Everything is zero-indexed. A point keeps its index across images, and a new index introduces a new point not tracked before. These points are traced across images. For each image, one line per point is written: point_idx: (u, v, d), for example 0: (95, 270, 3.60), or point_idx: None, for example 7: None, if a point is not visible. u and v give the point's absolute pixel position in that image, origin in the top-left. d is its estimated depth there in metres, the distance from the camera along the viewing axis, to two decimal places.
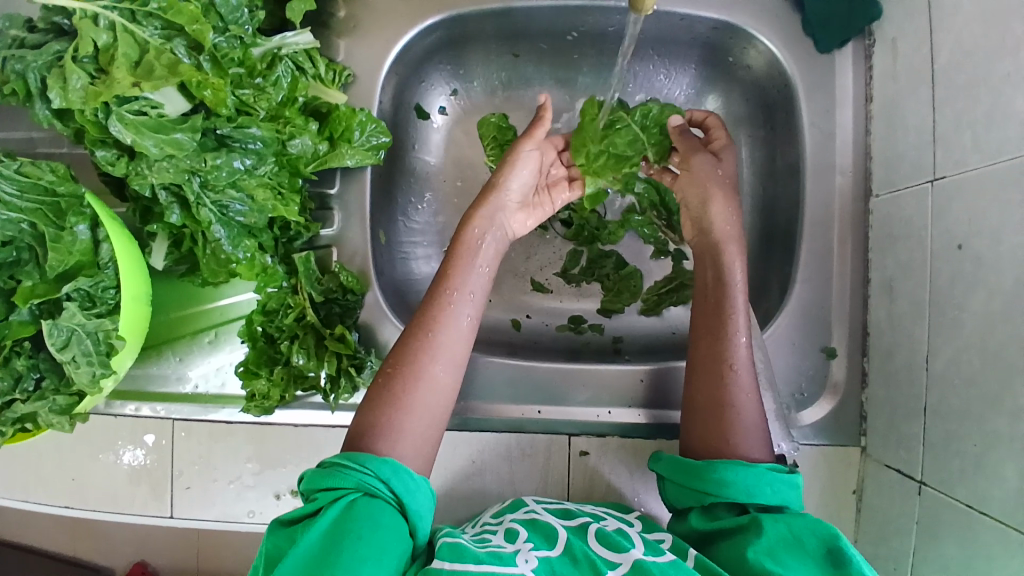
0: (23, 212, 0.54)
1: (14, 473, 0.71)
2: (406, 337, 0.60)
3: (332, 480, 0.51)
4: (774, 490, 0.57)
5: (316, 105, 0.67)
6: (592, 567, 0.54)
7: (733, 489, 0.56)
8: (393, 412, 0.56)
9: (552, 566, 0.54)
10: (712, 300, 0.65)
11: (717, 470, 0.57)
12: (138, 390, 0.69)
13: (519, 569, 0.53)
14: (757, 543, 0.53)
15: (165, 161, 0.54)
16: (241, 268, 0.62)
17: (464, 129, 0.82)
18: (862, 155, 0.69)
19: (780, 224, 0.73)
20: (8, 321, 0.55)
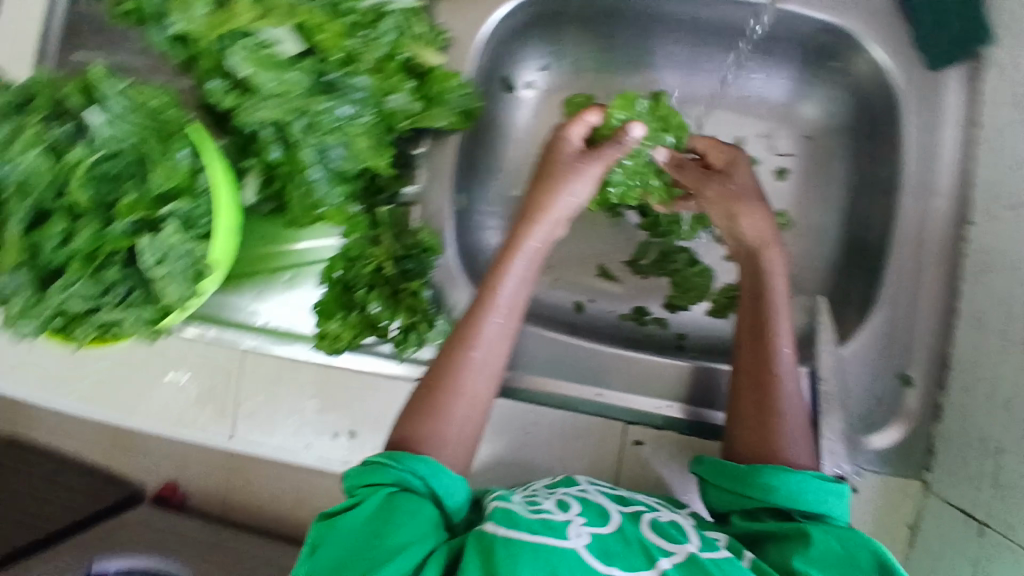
0: (127, 131, 0.54)
1: (84, 383, 0.74)
2: (450, 342, 0.61)
3: (372, 477, 0.53)
4: (821, 501, 0.56)
5: (414, 64, 0.65)
6: (645, 552, 0.53)
7: (780, 496, 0.56)
8: (434, 423, 0.56)
9: (606, 544, 0.54)
10: (753, 319, 0.66)
11: (764, 475, 0.57)
12: (216, 317, 0.72)
13: (571, 542, 0.53)
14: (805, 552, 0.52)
15: (275, 98, 0.55)
16: (328, 214, 0.62)
17: (545, 107, 0.80)
18: (964, 181, 0.66)
19: (868, 242, 0.71)
20: (104, 234, 0.55)
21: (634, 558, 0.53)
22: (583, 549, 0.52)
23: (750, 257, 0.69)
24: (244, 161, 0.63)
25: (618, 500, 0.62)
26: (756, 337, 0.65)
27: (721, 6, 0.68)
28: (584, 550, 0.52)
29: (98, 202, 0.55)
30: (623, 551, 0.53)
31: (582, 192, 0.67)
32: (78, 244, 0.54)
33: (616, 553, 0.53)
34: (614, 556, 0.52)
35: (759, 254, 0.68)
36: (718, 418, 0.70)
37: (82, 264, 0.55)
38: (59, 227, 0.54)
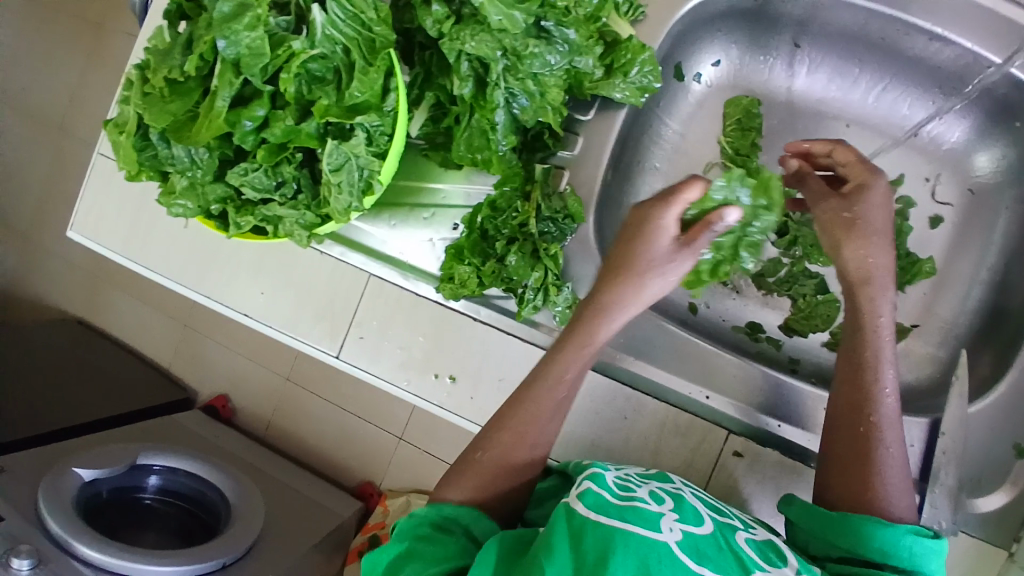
0: (343, 36, 0.56)
1: (214, 270, 0.77)
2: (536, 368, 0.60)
3: (416, 525, 0.56)
4: (914, 558, 0.52)
5: (605, 31, 0.66)
6: (739, 562, 0.49)
7: (870, 546, 0.53)
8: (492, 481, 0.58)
9: (698, 545, 0.50)
10: (848, 371, 0.60)
11: (853, 523, 0.54)
12: (348, 239, 0.73)
13: (662, 535, 0.49)
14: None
15: (494, 34, 0.56)
16: (491, 159, 0.64)
17: (705, 101, 0.79)
18: None
19: (1011, 307, 0.69)
20: (298, 129, 0.56)
21: (726, 564, 0.49)
22: (676, 545, 0.49)
23: (846, 291, 0.63)
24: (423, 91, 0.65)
25: (706, 502, 0.57)
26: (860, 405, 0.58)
27: (919, 37, 0.68)
28: (676, 546, 0.49)
29: (299, 98, 0.57)
30: (715, 556, 0.49)
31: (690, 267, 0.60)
32: (272, 134, 0.56)
33: (709, 556, 0.49)
34: (707, 559, 0.48)
35: (856, 290, 0.61)
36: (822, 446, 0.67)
37: (267, 154, 0.57)
38: (261, 111, 0.55)
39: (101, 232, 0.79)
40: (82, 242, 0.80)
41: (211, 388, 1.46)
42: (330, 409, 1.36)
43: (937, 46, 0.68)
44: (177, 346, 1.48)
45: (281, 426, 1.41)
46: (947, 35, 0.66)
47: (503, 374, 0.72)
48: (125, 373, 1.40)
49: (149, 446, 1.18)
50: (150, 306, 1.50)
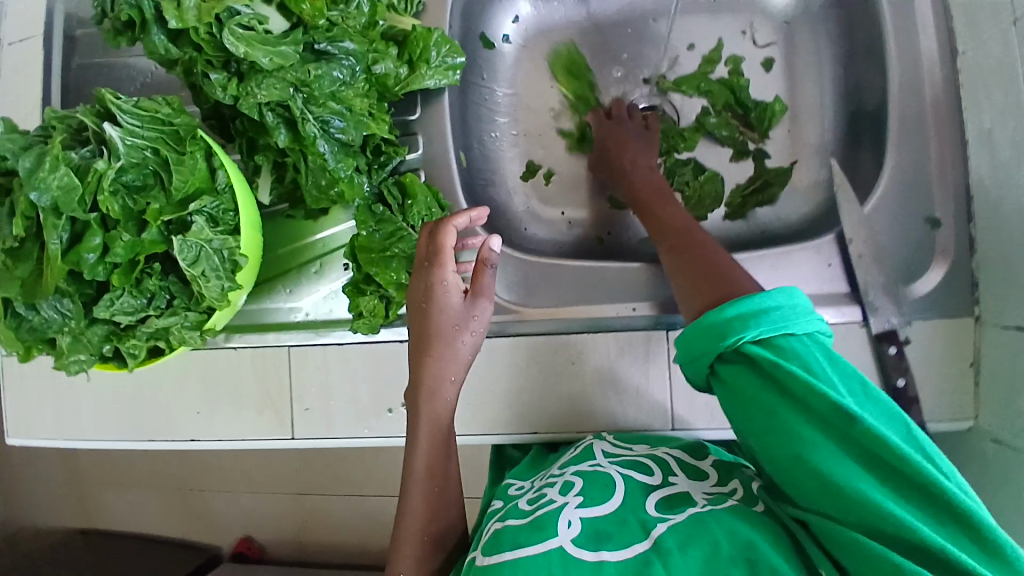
0: (146, 139, 0.57)
1: (152, 404, 0.76)
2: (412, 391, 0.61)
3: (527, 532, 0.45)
4: (760, 325, 0.49)
5: (394, 33, 0.70)
6: (642, 526, 0.45)
7: (739, 338, 0.49)
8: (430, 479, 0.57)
9: (599, 527, 0.45)
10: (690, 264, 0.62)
11: (716, 339, 0.50)
12: (256, 323, 0.74)
13: (559, 538, 0.44)
14: (803, 442, 0.44)
15: (55, 179, 0.54)
16: (343, 189, 0.65)
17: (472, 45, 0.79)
18: (946, 14, 0.65)
19: (868, 105, 0.72)
20: (99, 342, 0.60)
21: (628, 535, 0.44)
22: (571, 544, 0.43)
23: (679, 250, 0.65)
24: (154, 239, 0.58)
25: (648, 445, 0.61)
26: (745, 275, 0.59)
27: None
28: (573, 543, 0.44)
29: (128, 212, 0.57)
30: (616, 531, 0.45)
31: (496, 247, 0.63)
32: (117, 255, 0.56)
33: (608, 535, 0.45)
34: (607, 539, 0.44)
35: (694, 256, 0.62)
36: None
37: (123, 275, 0.57)
38: (96, 239, 0.56)
39: (38, 427, 0.78)
40: (68, 442, 0.79)
41: (230, 534, 1.34)
42: (346, 526, 1.29)
43: None
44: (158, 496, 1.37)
45: (278, 530, 1.32)
46: None
47: None
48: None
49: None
50: (138, 503, 1.37)
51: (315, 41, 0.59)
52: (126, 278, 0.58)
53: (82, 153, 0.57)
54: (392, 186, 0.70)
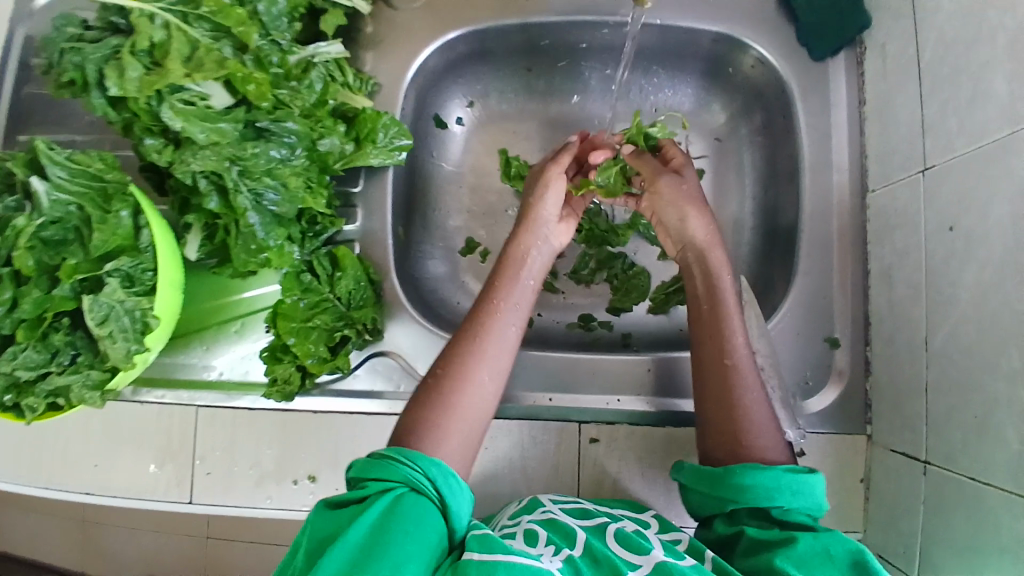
0: (72, 195, 0.58)
1: (48, 455, 0.74)
2: (451, 347, 0.63)
3: (382, 471, 0.53)
4: (789, 491, 0.57)
5: (344, 110, 0.72)
6: (614, 571, 0.54)
7: (747, 494, 0.57)
8: (443, 414, 0.58)
9: (577, 567, 0.54)
10: (707, 310, 0.67)
11: (733, 477, 0.58)
12: (167, 377, 0.73)
13: (546, 565, 0.52)
14: (793, 555, 0.53)
15: None
16: (271, 256, 0.66)
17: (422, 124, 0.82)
18: (857, 156, 0.72)
19: (783, 223, 0.77)
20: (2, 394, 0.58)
21: None
22: (557, 572, 0.52)
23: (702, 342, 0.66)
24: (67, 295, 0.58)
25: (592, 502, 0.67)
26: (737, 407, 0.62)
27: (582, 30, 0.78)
28: (559, 572, 0.52)
29: (42, 267, 0.58)
30: (594, 572, 0.53)
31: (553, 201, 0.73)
32: (24, 311, 0.57)
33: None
34: None
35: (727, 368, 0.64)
36: (665, 404, 0.74)
37: (27, 330, 0.57)
38: (6, 294, 0.57)
39: None
40: None
41: (126, 574, 1.26)
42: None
43: (612, 31, 0.77)
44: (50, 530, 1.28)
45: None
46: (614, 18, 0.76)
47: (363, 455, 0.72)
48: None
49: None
50: (31, 534, 1.28)
51: (258, 119, 0.62)
52: (34, 332, 0.58)
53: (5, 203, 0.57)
54: (319, 253, 0.71)
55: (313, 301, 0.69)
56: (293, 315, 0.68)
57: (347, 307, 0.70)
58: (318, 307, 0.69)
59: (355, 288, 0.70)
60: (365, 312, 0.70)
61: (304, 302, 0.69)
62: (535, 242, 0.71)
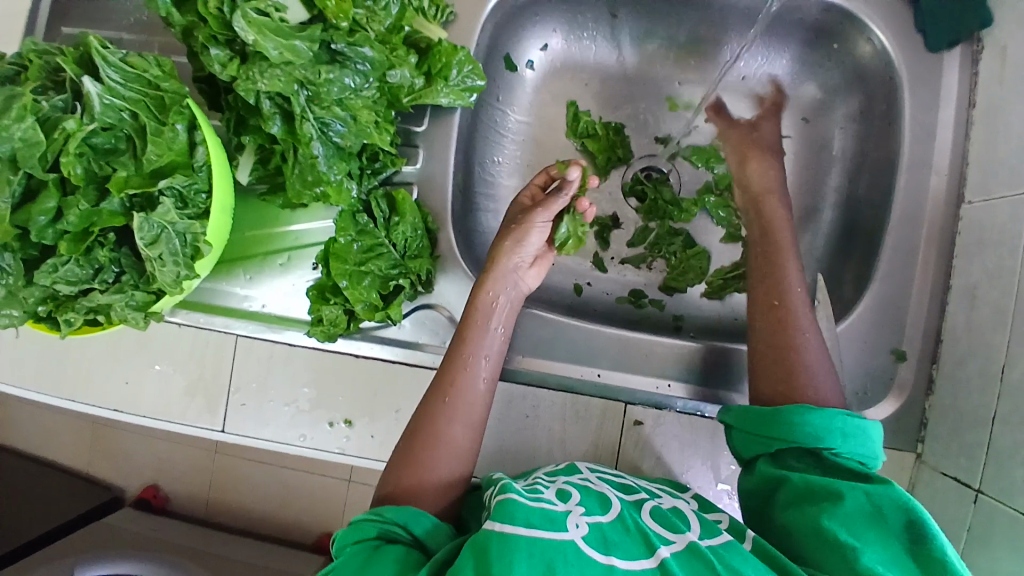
0: (126, 100, 0.54)
1: (78, 367, 0.72)
2: (423, 401, 0.60)
3: (353, 531, 0.51)
4: (840, 436, 0.54)
5: (416, 39, 0.66)
6: (645, 540, 0.51)
7: (803, 433, 0.54)
8: (412, 472, 0.56)
9: (605, 533, 0.51)
10: (765, 254, 0.66)
11: (784, 415, 0.55)
12: (205, 303, 0.71)
13: (570, 534, 0.49)
14: (840, 514, 0.49)
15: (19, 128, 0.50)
16: (328, 191, 0.60)
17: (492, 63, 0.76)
18: (959, 160, 0.67)
19: (864, 222, 0.72)
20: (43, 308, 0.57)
21: (632, 548, 0.50)
22: (582, 541, 0.49)
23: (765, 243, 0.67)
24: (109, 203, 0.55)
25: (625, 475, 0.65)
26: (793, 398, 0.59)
27: None
28: (583, 543, 0.49)
29: (90, 176, 0.54)
30: (622, 540, 0.50)
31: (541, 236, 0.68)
32: (68, 223, 0.53)
33: (615, 542, 0.50)
34: (614, 545, 0.49)
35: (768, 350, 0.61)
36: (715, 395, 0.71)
37: (71, 243, 0.54)
38: (50, 203, 0.53)
39: None
40: None
41: (139, 478, 1.27)
42: (256, 496, 1.23)
43: None
44: (65, 426, 1.29)
45: (186, 487, 1.26)
46: None
47: (400, 405, 0.70)
48: (35, 467, 1.25)
49: (93, 552, 1.06)
50: (47, 427, 1.29)
51: (336, 45, 0.56)
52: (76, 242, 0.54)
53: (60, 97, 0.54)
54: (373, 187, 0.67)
55: (367, 246, 0.65)
56: (344, 256, 0.64)
57: (401, 255, 0.66)
58: (371, 249, 0.66)
59: (411, 233, 0.66)
60: (420, 264, 0.67)
61: (358, 245, 0.65)
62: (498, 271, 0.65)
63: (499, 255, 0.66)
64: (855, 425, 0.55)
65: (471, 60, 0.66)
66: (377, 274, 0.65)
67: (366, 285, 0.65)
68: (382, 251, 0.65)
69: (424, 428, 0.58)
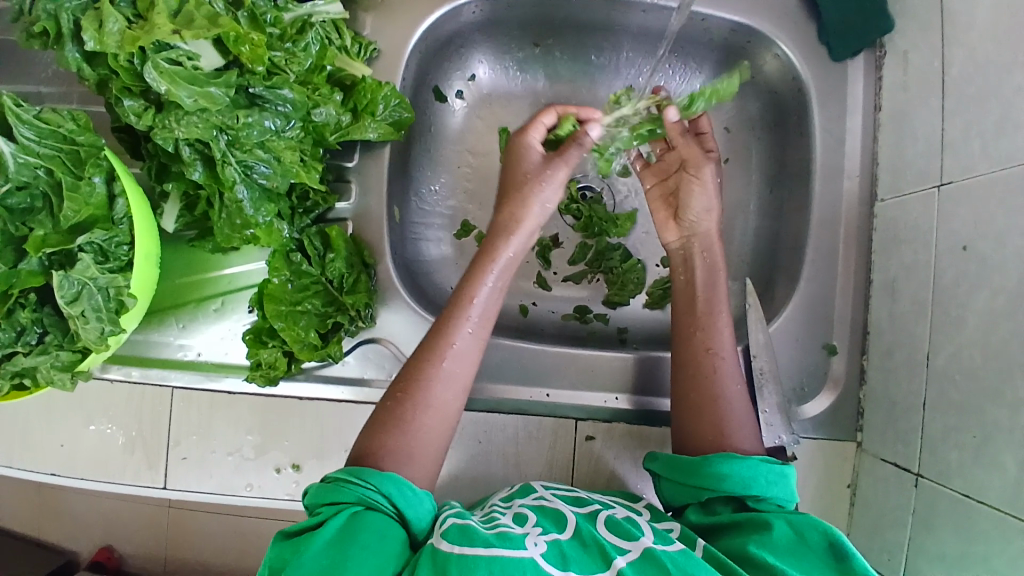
0: (41, 158, 0.53)
1: (8, 434, 0.69)
2: (414, 360, 0.59)
3: (335, 495, 0.50)
4: (762, 479, 0.55)
5: (341, 77, 0.66)
6: (602, 552, 0.51)
7: (730, 482, 0.55)
8: (400, 437, 0.55)
9: (562, 550, 0.50)
10: (703, 298, 0.66)
11: (712, 465, 0.56)
12: (139, 356, 0.69)
13: (528, 552, 0.49)
14: (767, 542, 0.50)
15: None
16: (258, 233, 0.60)
17: (423, 95, 0.77)
18: (869, 162, 0.71)
19: (789, 223, 0.75)
20: None
21: (588, 562, 0.50)
22: (541, 558, 0.49)
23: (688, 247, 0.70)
24: (25, 262, 0.54)
25: (585, 492, 0.64)
26: (731, 401, 0.61)
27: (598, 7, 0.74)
28: (541, 560, 0.48)
29: (7, 238, 0.53)
30: (578, 555, 0.50)
31: (553, 197, 0.67)
32: None
33: (572, 557, 0.50)
34: (570, 560, 0.49)
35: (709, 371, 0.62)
36: (662, 405, 0.73)
37: None
38: None
39: None
40: None
41: (90, 539, 1.21)
42: (216, 549, 1.18)
43: (652, 14, 0.73)
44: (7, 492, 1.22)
45: (141, 545, 1.20)
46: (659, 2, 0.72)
47: (349, 444, 0.69)
48: None
49: None
50: None
51: (255, 88, 0.56)
52: None
53: None
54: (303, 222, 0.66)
55: (304, 284, 0.65)
56: (278, 296, 0.63)
57: (339, 289, 0.66)
58: (305, 287, 0.65)
59: (349, 270, 0.66)
60: (358, 299, 0.66)
61: (294, 285, 0.65)
62: (511, 241, 0.64)
63: (513, 217, 0.65)
64: (777, 469, 0.56)
65: (397, 93, 0.66)
66: (315, 313, 0.65)
67: (306, 325, 0.64)
68: (319, 286, 0.66)
69: (416, 385, 0.57)
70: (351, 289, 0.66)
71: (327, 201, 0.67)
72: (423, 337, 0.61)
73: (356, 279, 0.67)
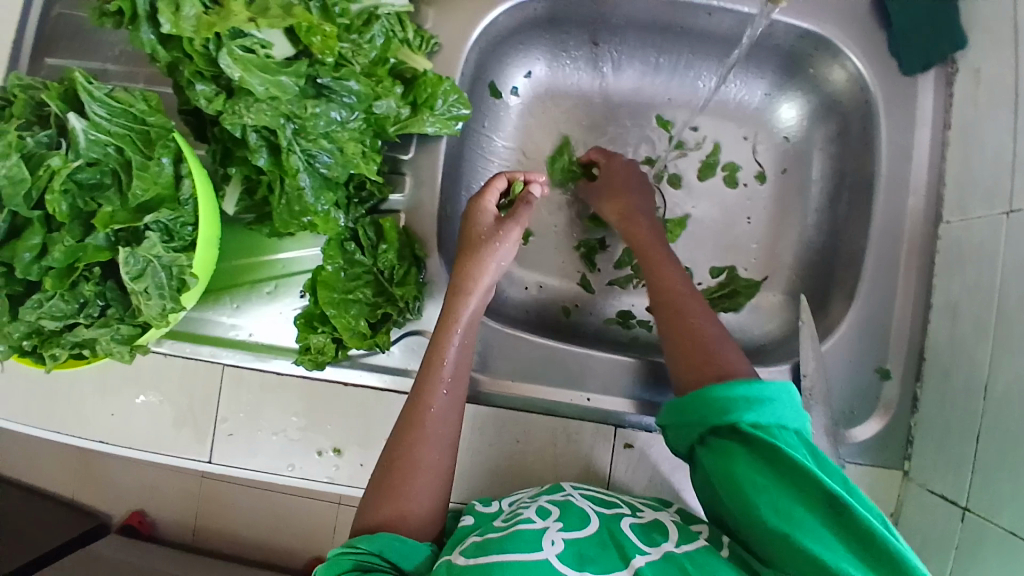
0: (111, 136, 0.55)
1: (65, 400, 0.72)
2: (395, 437, 0.58)
3: (333, 567, 0.50)
4: (759, 406, 0.51)
5: (402, 69, 0.67)
6: (620, 553, 0.50)
7: (726, 417, 0.52)
8: (392, 510, 0.54)
9: (581, 548, 0.50)
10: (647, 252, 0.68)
11: (707, 401, 0.53)
12: (194, 333, 0.71)
13: (544, 552, 0.49)
14: (772, 495, 0.48)
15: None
16: (315, 221, 0.61)
17: (479, 90, 0.77)
18: (934, 181, 0.68)
19: (846, 240, 0.73)
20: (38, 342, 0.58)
21: (608, 561, 0.49)
22: (556, 559, 0.48)
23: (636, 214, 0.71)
24: (93, 237, 0.56)
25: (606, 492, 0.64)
26: None
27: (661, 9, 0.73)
28: (557, 560, 0.48)
29: (76, 212, 0.55)
30: (597, 556, 0.50)
31: (508, 255, 0.67)
32: (54, 259, 0.54)
33: (590, 558, 0.50)
34: (589, 561, 0.49)
35: None
36: None
37: (57, 279, 0.55)
38: (37, 239, 0.55)
39: None
40: None
41: (127, 505, 1.25)
42: (246, 523, 1.21)
43: (717, 17, 0.72)
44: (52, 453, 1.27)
45: (175, 514, 1.24)
46: (725, 5, 0.70)
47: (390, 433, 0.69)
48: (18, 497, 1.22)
49: None
50: (35, 455, 1.27)
51: (321, 78, 0.57)
52: (60, 275, 0.55)
53: (43, 134, 0.55)
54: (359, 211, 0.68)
55: (356, 273, 0.66)
56: (331, 283, 0.65)
57: (390, 281, 0.66)
58: (357, 275, 0.66)
59: (400, 262, 0.67)
60: (407, 291, 0.67)
61: (347, 274, 0.66)
62: (468, 297, 0.64)
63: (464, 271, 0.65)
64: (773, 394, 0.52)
65: (451, 82, 0.66)
66: (364, 301, 0.66)
67: (357, 312, 0.65)
68: (370, 275, 0.67)
69: (399, 447, 0.57)
70: (400, 280, 0.67)
71: (383, 193, 0.69)
72: (401, 411, 0.60)
73: (403, 270, 0.67)
